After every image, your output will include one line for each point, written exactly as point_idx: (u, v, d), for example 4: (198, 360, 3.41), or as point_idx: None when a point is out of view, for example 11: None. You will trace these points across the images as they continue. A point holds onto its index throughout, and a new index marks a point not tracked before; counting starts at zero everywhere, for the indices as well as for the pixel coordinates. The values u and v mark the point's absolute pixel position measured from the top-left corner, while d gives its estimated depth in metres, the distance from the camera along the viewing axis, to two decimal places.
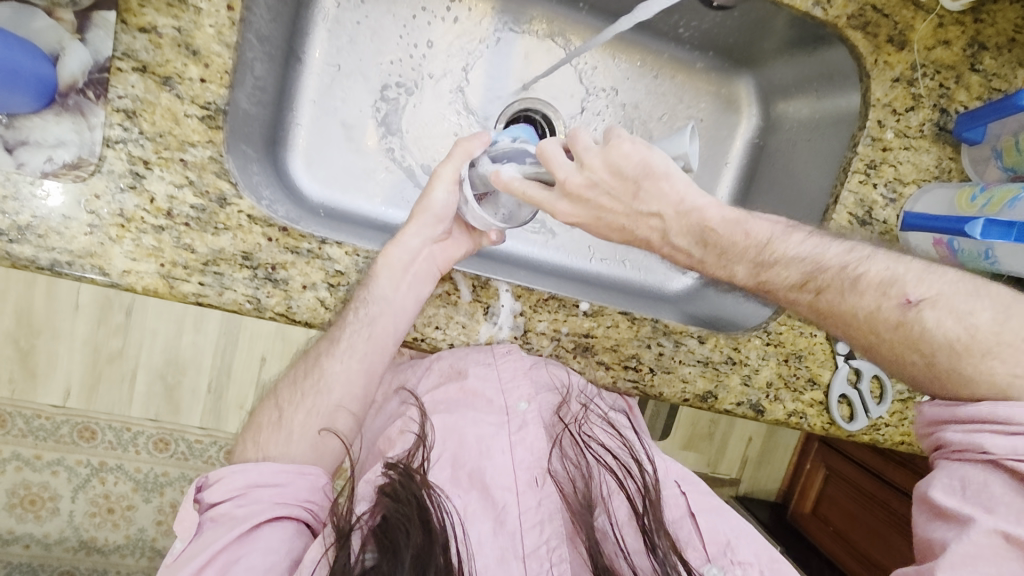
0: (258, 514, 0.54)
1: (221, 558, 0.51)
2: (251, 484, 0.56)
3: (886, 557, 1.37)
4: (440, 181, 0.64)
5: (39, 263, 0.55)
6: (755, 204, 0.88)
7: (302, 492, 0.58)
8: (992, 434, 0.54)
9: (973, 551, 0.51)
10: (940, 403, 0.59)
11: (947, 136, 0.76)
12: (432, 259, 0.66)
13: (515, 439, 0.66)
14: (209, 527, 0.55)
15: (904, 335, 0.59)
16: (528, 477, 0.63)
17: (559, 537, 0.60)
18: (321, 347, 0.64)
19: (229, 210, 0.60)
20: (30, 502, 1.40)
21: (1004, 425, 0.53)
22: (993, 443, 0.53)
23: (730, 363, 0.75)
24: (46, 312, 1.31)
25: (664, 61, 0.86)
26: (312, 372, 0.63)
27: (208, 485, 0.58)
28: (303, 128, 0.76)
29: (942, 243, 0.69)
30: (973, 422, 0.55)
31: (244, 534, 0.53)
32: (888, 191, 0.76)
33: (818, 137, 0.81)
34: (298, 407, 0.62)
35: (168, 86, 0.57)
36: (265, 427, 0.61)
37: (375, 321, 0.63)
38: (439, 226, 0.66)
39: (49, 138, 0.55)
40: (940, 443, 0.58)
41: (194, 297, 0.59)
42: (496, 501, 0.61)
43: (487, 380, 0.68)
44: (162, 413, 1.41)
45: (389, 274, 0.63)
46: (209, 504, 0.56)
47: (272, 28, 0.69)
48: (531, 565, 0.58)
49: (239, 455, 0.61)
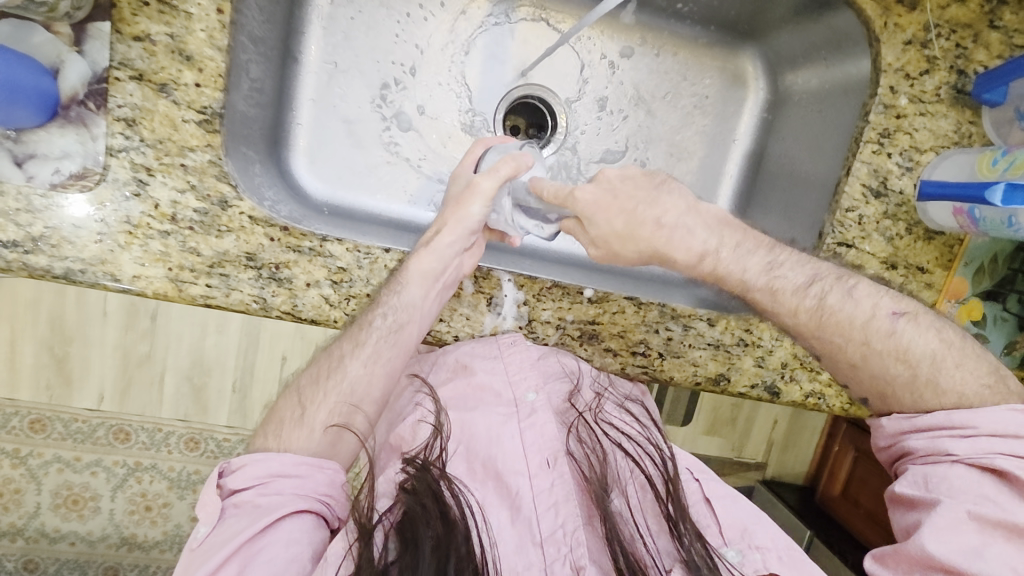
0: (282, 506, 0.55)
1: (243, 551, 0.52)
2: (274, 474, 0.57)
3: None
4: (478, 195, 0.65)
5: (54, 271, 0.57)
6: (764, 184, 0.85)
7: (320, 487, 0.59)
8: (951, 438, 0.60)
9: (946, 530, 0.57)
10: (897, 416, 0.65)
11: (966, 99, 0.73)
12: (458, 266, 0.66)
13: (526, 424, 0.67)
14: (231, 514, 0.55)
15: (894, 345, 0.64)
16: (540, 459, 0.65)
17: (574, 519, 0.60)
18: (343, 348, 0.63)
19: (231, 212, 0.61)
20: (73, 502, 1.45)
21: (958, 429, 0.60)
22: (953, 445, 0.60)
23: (743, 345, 0.74)
24: (78, 319, 1.36)
25: (666, 38, 0.83)
26: (334, 372, 0.63)
27: (230, 471, 0.58)
28: (304, 127, 0.77)
29: (962, 213, 0.67)
30: (932, 428, 0.62)
31: (265, 528, 0.53)
32: (904, 159, 0.73)
33: (828, 108, 0.78)
34: (320, 406, 0.62)
35: (165, 92, 0.58)
36: (285, 423, 0.61)
37: (403, 327, 0.64)
38: (471, 238, 0.66)
39: (55, 151, 0.56)
40: (904, 451, 0.64)
41: (203, 299, 0.60)
42: (510, 488, 0.63)
43: (494, 373, 0.70)
44: (189, 414, 1.45)
45: (420, 282, 0.63)
46: (231, 490, 0.57)
47: (266, 29, 0.69)
48: (549, 550, 0.58)
49: (260, 446, 0.61)
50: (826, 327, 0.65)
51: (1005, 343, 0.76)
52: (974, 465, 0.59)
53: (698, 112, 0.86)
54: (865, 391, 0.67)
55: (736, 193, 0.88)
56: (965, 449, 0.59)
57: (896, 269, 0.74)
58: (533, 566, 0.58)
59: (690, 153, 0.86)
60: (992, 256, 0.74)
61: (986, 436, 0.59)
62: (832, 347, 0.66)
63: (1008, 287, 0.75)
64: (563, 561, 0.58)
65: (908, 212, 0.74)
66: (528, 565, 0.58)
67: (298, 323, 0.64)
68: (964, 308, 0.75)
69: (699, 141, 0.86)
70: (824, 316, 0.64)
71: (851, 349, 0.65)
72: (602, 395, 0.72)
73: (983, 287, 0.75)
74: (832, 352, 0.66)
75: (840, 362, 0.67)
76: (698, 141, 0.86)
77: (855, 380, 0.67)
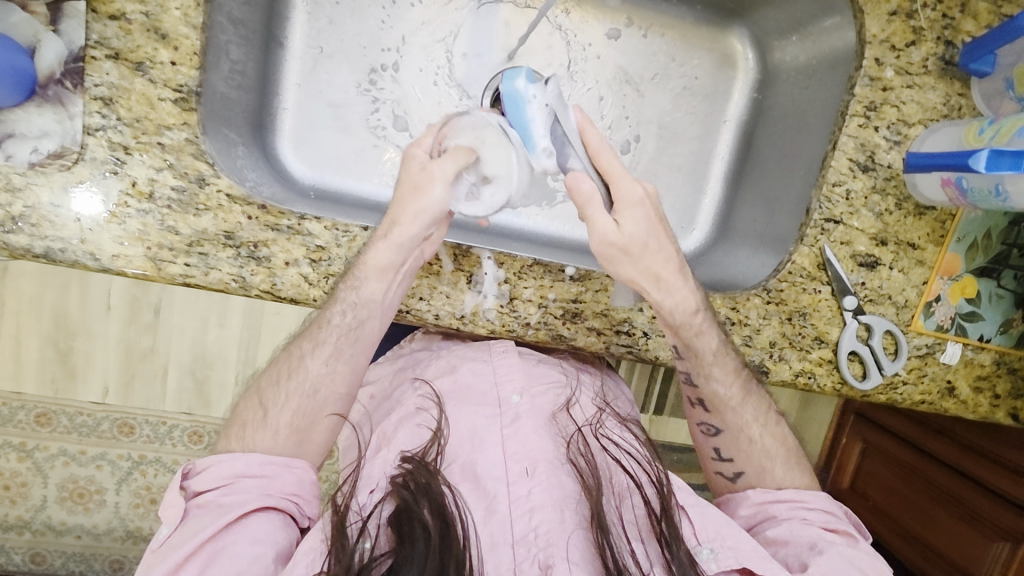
0: (247, 504, 0.55)
1: (208, 548, 0.52)
2: (239, 474, 0.57)
3: (924, 527, 1.22)
4: (436, 177, 0.60)
5: (35, 251, 0.58)
6: (754, 164, 0.84)
7: (287, 486, 0.59)
8: (805, 508, 0.68)
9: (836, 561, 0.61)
10: (761, 488, 0.70)
11: (954, 71, 0.71)
12: (419, 255, 0.64)
13: (508, 430, 0.66)
14: (194, 514, 0.55)
15: (780, 431, 0.72)
16: (520, 468, 0.63)
17: (549, 524, 0.59)
18: (303, 347, 0.64)
19: (209, 190, 0.61)
20: (78, 495, 1.43)
21: (810, 505, 0.68)
22: (809, 513, 0.67)
23: (729, 324, 0.73)
24: (79, 313, 1.36)
25: (652, 17, 0.83)
26: (295, 372, 0.63)
27: (194, 472, 0.58)
28: (289, 112, 0.77)
29: (950, 184, 0.66)
30: (791, 500, 0.68)
31: (231, 524, 0.54)
32: (891, 133, 0.72)
33: (815, 83, 0.76)
34: (282, 407, 0.61)
35: (141, 71, 0.59)
36: (249, 425, 0.61)
37: (364, 323, 0.63)
38: (430, 227, 0.62)
39: (34, 130, 0.57)
40: (768, 518, 0.68)
41: (182, 278, 0.61)
42: (487, 491, 0.62)
43: (481, 374, 0.72)
44: (194, 406, 1.43)
45: (378, 276, 0.62)
46: (195, 492, 0.57)
47: (246, 12, 0.69)
48: (519, 551, 0.58)
49: (223, 448, 0.61)
50: (747, 403, 0.71)
51: (1001, 322, 0.75)
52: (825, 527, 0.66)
53: (687, 93, 0.85)
54: (749, 468, 0.71)
55: (726, 175, 0.87)
56: (818, 518, 0.67)
57: (885, 246, 0.73)
58: (503, 566, 0.58)
59: (678, 135, 0.85)
60: (985, 232, 0.73)
61: (822, 511, 0.68)
62: (738, 425, 0.71)
63: (1002, 263, 0.73)
64: (534, 562, 0.57)
65: (897, 186, 0.73)
66: (498, 566, 0.58)
67: (278, 303, 0.64)
68: (957, 286, 0.74)
69: (687, 122, 0.85)
70: (748, 393, 0.71)
71: (753, 426, 0.71)
72: (601, 412, 0.72)
73: (976, 263, 0.73)
74: (734, 429, 0.71)
75: (739, 438, 0.71)
76: (686, 122, 0.85)
77: (744, 457, 0.71)
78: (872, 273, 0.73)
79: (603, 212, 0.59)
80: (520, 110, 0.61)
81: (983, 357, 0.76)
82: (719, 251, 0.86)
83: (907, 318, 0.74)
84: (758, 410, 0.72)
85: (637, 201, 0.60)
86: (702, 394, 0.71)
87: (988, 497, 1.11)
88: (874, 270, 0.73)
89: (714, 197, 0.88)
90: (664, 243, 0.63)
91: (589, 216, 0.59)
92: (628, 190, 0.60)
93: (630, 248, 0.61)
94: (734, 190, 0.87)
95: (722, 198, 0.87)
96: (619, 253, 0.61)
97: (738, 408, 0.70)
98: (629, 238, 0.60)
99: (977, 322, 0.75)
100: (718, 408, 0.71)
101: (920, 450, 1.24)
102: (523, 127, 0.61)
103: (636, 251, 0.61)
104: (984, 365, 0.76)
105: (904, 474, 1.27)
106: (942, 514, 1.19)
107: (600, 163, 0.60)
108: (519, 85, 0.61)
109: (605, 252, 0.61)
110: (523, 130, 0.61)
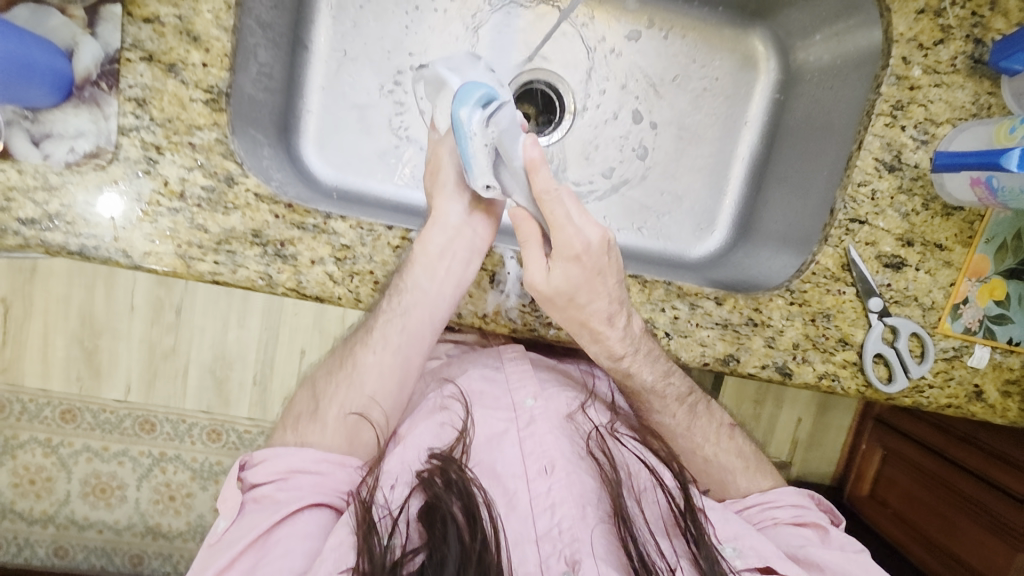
0: (299, 500, 0.59)
1: (262, 541, 0.56)
2: (294, 470, 0.60)
3: (949, 538, 1.19)
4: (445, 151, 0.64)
5: (69, 248, 0.59)
6: (777, 165, 0.84)
7: (340, 484, 0.61)
8: (772, 508, 0.70)
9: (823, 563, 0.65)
10: (728, 499, 0.71)
11: (983, 70, 0.70)
12: (472, 235, 0.65)
13: (525, 433, 0.67)
14: (251, 508, 0.59)
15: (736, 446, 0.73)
16: (538, 466, 0.65)
17: (571, 519, 0.62)
18: (358, 337, 0.66)
19: (237, 189, 0.62)
20: (101, 491, 1.46)
21: (772, 500, 0.71)
22: (777, 513, 0.70)
23: (752, 325, 0.72)
24: (106, 311, 1.38)
25: (674, 19, 0.83)
26: (346, 362, 0.65)
27: (250, 464, 0.61)
28: (313, 114, 0.78)
29: (980, 183, 0.65)
30: (756, 503, 0.70)
31: (287, 518, 0.58)
32: (918, 132, 0.71)
33: (840, 83, 0.75)
34: (331, 399, 0.63)
35: (173, 72, 0.60)
36: (302, 417, 0.63)
37: (409, 312, 0.64)
38: (466, 193, 0.65)
39: (70, 130, 0.59)
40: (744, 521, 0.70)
41: (210, 275, 0.62)
42: (507, 489, 0.64)
43: (493, 381, 0.71)
44: (213, 405, 1.44)
45: (425, 261, 0.63)
46: (252, 483, 0.60)
47: (274, 15, 0.70)
48: (544, 547, 0.61)
49: (278, 441, 0.63)
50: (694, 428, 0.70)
51: None
52: (794, 523, 0.69)
53: (708, 94, 0.85)
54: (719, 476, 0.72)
55: (748, 176, 0.86)
56: (788, 514, 0.70)
57: (911, 247, 0.72)
58: (528, 561, 0.60)
59: (698, 136, 0.85)
60: (1015, 233, 0.72)
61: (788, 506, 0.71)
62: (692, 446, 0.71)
63: None
64: (558, 556, 0.60)
65: (924, 186, 0.72)
66: (523, 561, 0.60)
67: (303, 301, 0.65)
68: (986, 288, 0.73)
69: (709, 123, 0.85)
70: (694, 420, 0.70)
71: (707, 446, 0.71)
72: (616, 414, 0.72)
73: (1006, 264, 0.72)
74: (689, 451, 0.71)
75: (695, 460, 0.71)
76: (708, 123, 0.85)
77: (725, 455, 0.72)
78: (897, 274, 0.73)
79: (537, 255, 0.57)
80: (464, 145, 0.57)
81: (1012, 361, 0.74)
82: (740, 252, 0.85)
83: (933, 320, 0.73)
84: (708, 429, 0.71)
85: (573, 254, 0.56)
86: (650, 425, 0.71)
87: (1004, 501, 1.09)
88: (900, 271, 0.73)
89: (735, 198, 0.87)
90: (598, 299, 0.59)
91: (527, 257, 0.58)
92: (565, 243, 0.55)
93: (568, 304, 0.59)
94: (756, 190, 0.86)
95: (743, 199, 0.87)
96: (555, 299, 0.59)
97: (687, 434, 0.70)
98: (560, 290, 0.58)
99: (1006, 325, 0.73)
100: (673, 407, 0.69)
101: (944, 458, 1.22)
102: (467, 160, 0.58)
103: (578, 303, 0.59)
104: (1013, 369, 0.74)
105: (929, 482, 1.25)
106: (967, 522, 1.16)
107: (548, 213, 0.54)
108: (463, 114, 0.56)
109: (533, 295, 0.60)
110: (463, 159, 0.59)
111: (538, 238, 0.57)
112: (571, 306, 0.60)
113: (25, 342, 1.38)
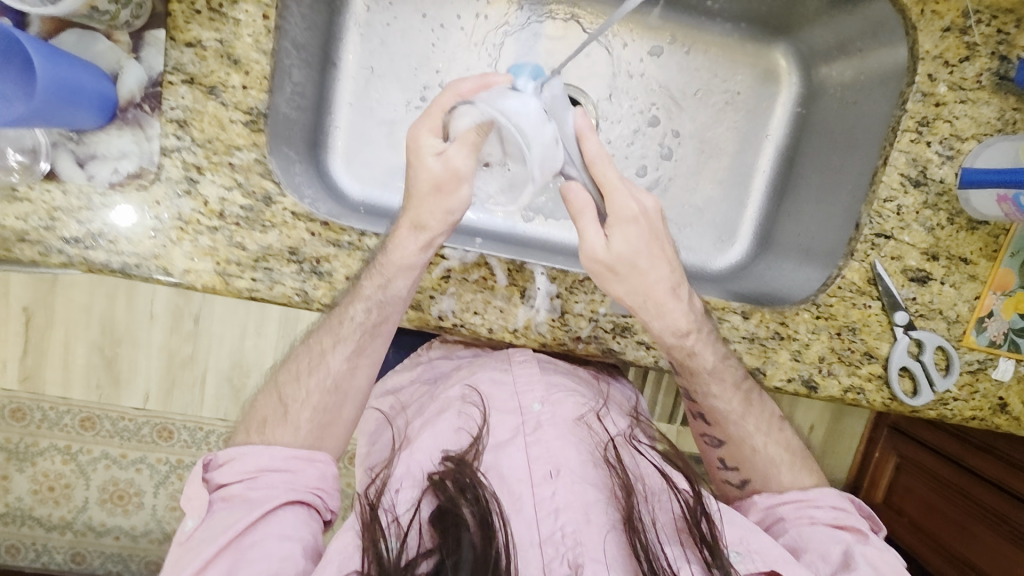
0: (274, 499, 0.58)
1: (235, 542, 0.55)
2: (262, 469, 0.60)
3: (967, 547, 1.19)
4: (457, 178, 0.58)
5: (111, 265, 0.60)
6: (799, 178, 0.84)
7: (311, 480, 0.61)
8: (810, 507, 0.69)
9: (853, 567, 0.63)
10: (766, 492, 0.71)
11: (1008, 86, 0.71)
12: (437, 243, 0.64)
13: (532, 437, 0.66)
14: (220, 507, 0.58)
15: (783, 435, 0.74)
16: (544, 470, 0.63)
17: (575, 522, 0.60)
18: (323, 343, 0.66)
19: (275, 208, 0.64)
20: (118, 497, 1.47)
21: (807, 499, 0.70)
22: (814, 512, 0.69)
23: (778, 338, 0.73)
24: (127, 320, 1.39)
25: (697, 35, 0.84)
26: (315, 368, 0.65)
27: (215, 465, 0.61)
28: (341, 130, 0.80)
29: (1007, 200, 0.66)
30: (794, 500, 0.70)
31: (260, 517, 0.56)
32: (944, 148, 0.72)
33: (864, 98, 0.76)
34: (303, 404, 0.64)
35: (214, 94, 0.61)
36: (268, 420, 0.63)
37: (384, 319, 0.65)
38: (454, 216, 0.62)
39: (114, 151, 0.60)
40: (776, 520, 0.69)
41: (248, 292, 0.63)
42: (512, 493, 0.63)
43: (500, 384, 0.71)
44: (229, 413, 1.46)
45: (401, 272, 0.63)
46: (219, 484, 0.59)
47: (307, 36, 0.72)
48: (547, 551, 0.59)
49: (243, 441, 0.63)
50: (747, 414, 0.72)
51: None
52: (830, 524, 0.68)
53: (730, 108, 0.85)
54: (755, 477, 0.72)
55: (769, 189, 0.87)
56: (826, 515, 0.69)
57: (936, 261, 0.73)
58: (531, 565, 0.58)
59: (721, 150, 0.86)
60: None
61: (824, 506, 0.70)
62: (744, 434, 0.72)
63: None
64: (562, 559, 0.58)
65: (950, 201, 0.72)
66: (528, 564, 0.58)
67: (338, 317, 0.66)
68: (1011, 301, 0.73)
69: (731, 137, 0.86)
70: (750, 408, 0.71)
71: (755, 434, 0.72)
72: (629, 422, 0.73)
73: None
74: (739, 439, 0.72)
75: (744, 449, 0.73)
76: (730, 137, 0.86)
77: (751, 466, 0.72)
78: (923, 288, 0.73)
79: (595, 226, 0.59)
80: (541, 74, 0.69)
81: None
82: (761, 263, 0.86)
83: (959, 333, 0.73)
84: (760, 418, 0.73)
85: (630, 216, 0.59)
86: (703, 408, 0.72)
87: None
88: (926, 285, 0.73)
89: (756, 210, 0.88)
90: (656, 263, 0.62)
91: (585, 229, 0.59)
92: (622, 205, 0.58)
93: (631, 270, 0.61)
94: (778, 202, 0.87)
95: (764, 211, 0.88)
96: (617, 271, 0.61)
97: (739, 420, 0.72)
98: (625, 258, 0.60)
99: None
100: (730, 392, 0.71)
101: (962, 467, 1.21)
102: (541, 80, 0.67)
103: (636, 266, 0.61)
104: None
105: (946, 491, 1.24)
106: (985, 532, 1.16)
107: (604, 177, 0.58)
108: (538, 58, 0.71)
109: (593, 267, 0.61)
110: None
111: (591, 210, 0.59)
112: (630, 279, 0.62)
113: (46, 351, 1.40)
